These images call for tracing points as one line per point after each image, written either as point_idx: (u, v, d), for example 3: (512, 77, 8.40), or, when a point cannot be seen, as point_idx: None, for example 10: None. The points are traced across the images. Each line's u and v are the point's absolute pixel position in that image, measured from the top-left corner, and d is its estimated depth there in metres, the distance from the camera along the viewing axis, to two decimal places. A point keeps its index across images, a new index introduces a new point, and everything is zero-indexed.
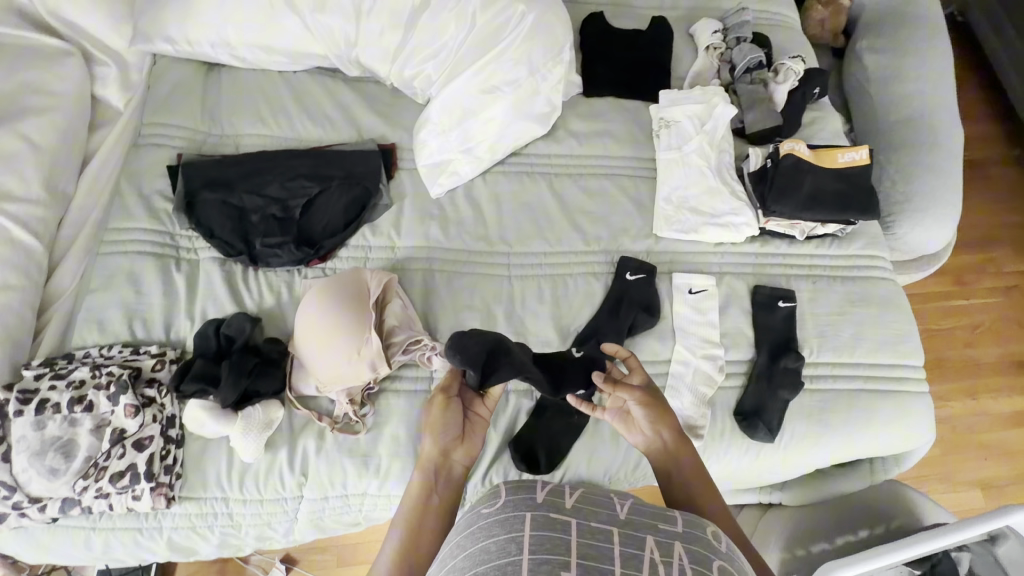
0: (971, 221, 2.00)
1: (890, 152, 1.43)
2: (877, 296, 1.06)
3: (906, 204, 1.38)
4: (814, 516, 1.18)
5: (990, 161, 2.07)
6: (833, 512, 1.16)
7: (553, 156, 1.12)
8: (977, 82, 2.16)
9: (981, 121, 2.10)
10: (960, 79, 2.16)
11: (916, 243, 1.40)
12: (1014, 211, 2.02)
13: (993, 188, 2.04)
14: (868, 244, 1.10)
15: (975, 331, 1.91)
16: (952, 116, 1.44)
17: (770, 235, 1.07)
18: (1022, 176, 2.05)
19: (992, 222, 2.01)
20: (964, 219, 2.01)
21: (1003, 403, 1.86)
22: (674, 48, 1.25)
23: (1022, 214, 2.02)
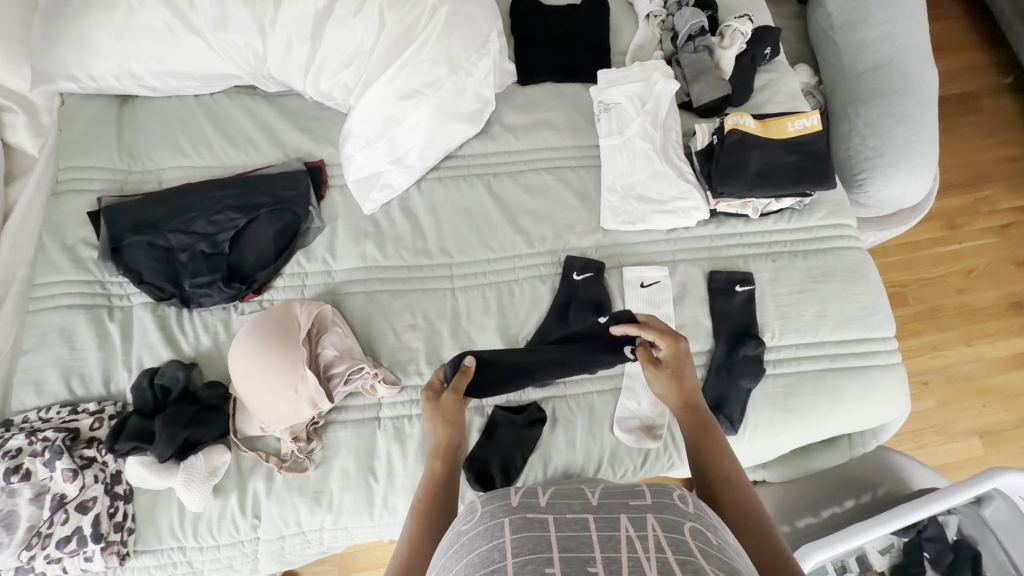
0: (959, 160, 1.91)
1: (858, 103, 1.34)
2: (842, 268, 1.01)
3: (875, 161, 1.31)
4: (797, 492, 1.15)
5: (977, 94, 1.95)
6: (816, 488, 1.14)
7: (490, 155, 1.06)
8: (959, 9, 2.03)
9: (964, 51, 1.98)
10: (940, 8, 2.03)
11: (890, 198, 1.34)
12: (1005, 144, 1.91)
13: (983, 121, 1.93)
14: (831, 212, 1.04)
15: (967, 276, 1.84)
16: (924, 57, 1.34)
17: (724, 215, 1.01)
18: (1012, 106, 1.94)
19: (982, 158, 1.91)
20: (951, 159, 1.91)
21: (1000, 348, 1.81)
22: (613, 20, 1.17)
23: (1013, 147, 1.91)
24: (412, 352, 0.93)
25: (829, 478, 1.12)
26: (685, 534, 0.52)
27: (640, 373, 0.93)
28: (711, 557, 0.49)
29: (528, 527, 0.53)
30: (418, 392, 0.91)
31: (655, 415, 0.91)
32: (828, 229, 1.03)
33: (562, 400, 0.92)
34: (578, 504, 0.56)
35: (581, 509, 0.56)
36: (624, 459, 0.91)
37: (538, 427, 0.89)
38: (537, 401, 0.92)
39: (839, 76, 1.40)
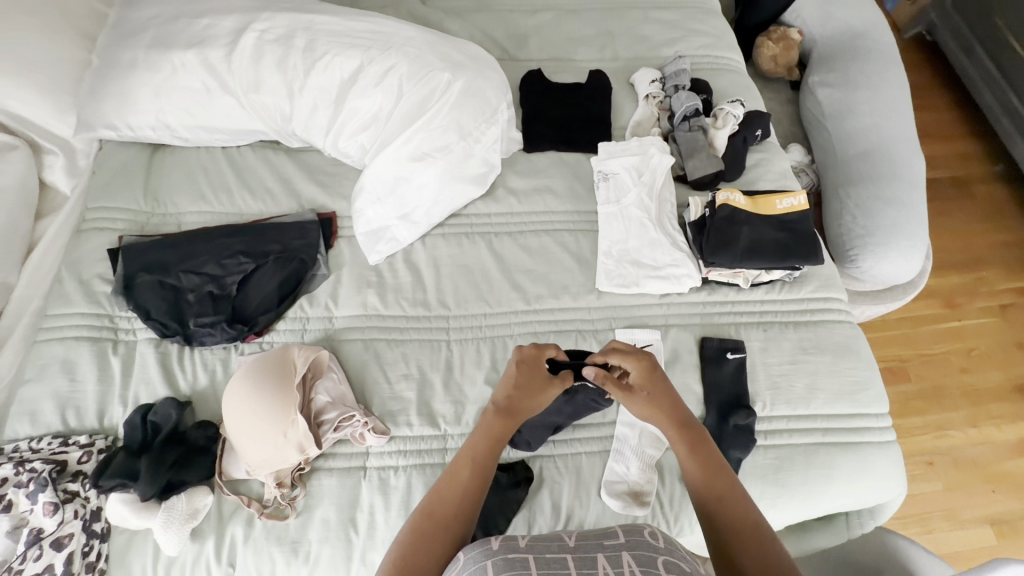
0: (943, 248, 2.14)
1: (847, 185, 1.43)
2: (832, 341, 1.03)
3: (866, 240, 1.37)
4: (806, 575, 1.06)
5: (943, 191, 2.25)
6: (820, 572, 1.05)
7: (492, 215, 1.12)
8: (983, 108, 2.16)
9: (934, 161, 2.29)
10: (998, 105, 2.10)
11: (883, 275, 1.38)
12: (980, 239, 2.16)
13: (945, 213, 2.21)
14: (821, 286, 1.07)
15: (970, 356, 1.96)
16: (907, 147, 1.44)
17: (716, 284, 1.04)
18: (975, 207, 2.22)
19: (971, 254, 2.13)
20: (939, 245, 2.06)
21: (1006, 432, 1.86)
22: (615, 99, 1.26)
23: (985, 239, 2.16)
24: (404, 403, 0.94)
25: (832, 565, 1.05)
26: (659, 567, 0.57)
27: (629, 437, 0.93)
28: None
29: (511, 566, 0.57)
30: (406, 444, 0.91)
31: (642, 481, 0.90)
32: (819, 303, 1.06)
33: (549, 460, 0.92)
34: (557, 545, 0.61)
35: (560, 549, 0.60)
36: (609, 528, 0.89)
37: (522, 488, 0.89)
38: (524, 460, 0.91)
39: (831, 158, 1.49)
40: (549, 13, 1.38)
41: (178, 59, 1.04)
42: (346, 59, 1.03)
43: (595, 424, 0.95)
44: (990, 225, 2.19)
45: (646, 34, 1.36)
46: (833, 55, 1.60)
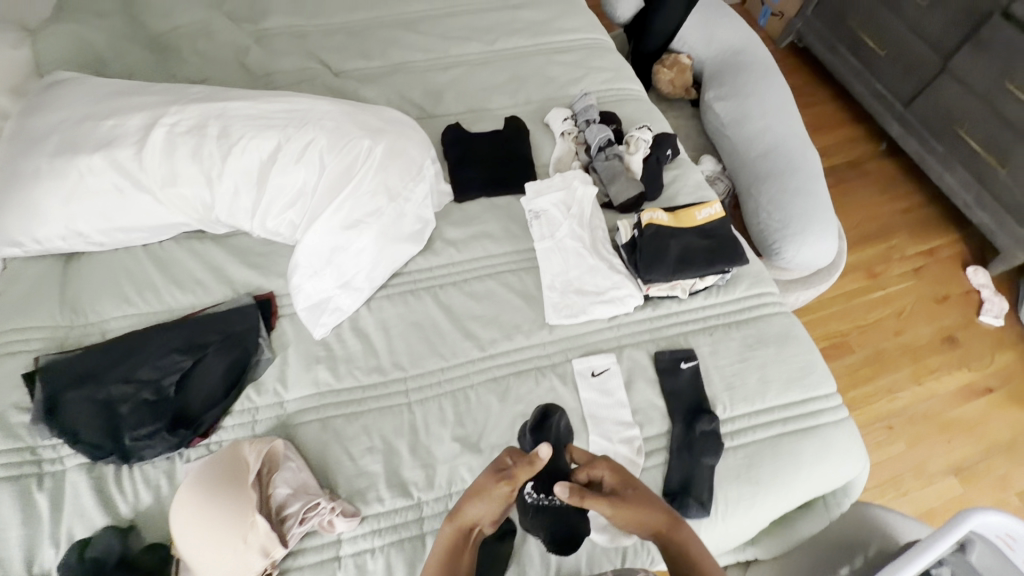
0: (853, 224, 2.34)
1: (757, 185, 1.55)
2: (774, 333, 1.09)
3: (783, 232, 1.47)
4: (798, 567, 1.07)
5: (844, 174, 2.47)
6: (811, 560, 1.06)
7: (434, 268, 1.13)
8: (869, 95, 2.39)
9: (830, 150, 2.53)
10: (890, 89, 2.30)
11: (807, 261, 1.49)
12: (885, 211, 2.38)
13: (849, 193, 2.42)
14: (753, 283, 1.14)
15: (900, 318, 2.12)
16: (800, 143, 1.59)
17: (658, 298, 1.09)
18: (874, 184, 2.45)
19: (880, 226, 2.34)
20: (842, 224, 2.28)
21: (948, 383, 1.99)
22: (534, 139, 1.33)
23: (888, 211, 2.38)
24: (371, 478, 0.90)
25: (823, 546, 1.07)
26: None
27: None
28: None
29: None
30: (380, 521, 0.87)
31: None
32: (754, 299, 1.13)
33: None
34: None
35: None
36: (600, 562, 0.87)
37: (508, 539, 0.86)
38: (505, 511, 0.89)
39: (739, 163, 1.62)
40: (459, 69, 1.45)
41: (84, 164, 1.00)
42: (264, 141, 1.02)
43: None
44: (889, 197, 2.41)
45: (553, 75, 1.45)
46: (721, 71, 1.76)
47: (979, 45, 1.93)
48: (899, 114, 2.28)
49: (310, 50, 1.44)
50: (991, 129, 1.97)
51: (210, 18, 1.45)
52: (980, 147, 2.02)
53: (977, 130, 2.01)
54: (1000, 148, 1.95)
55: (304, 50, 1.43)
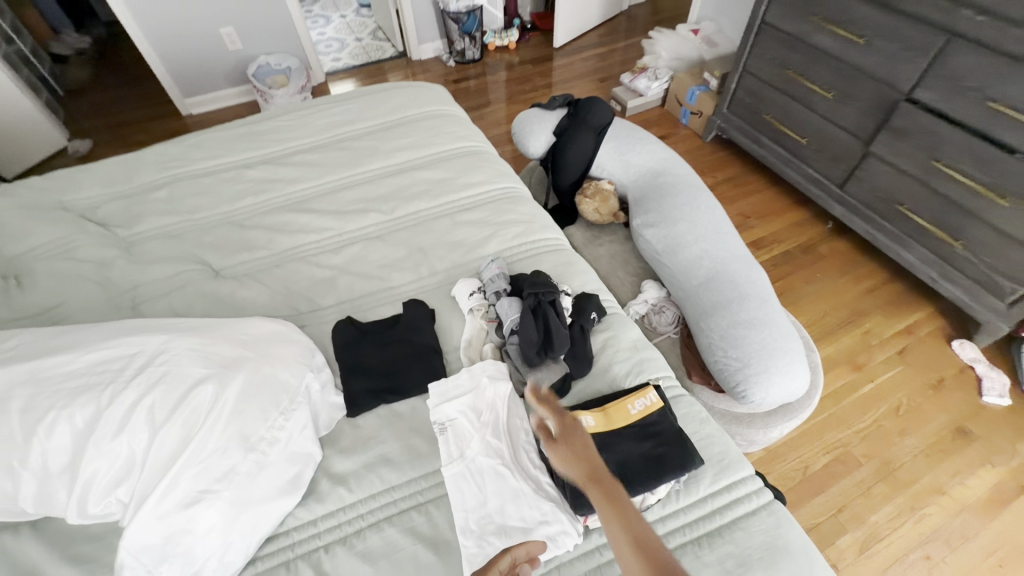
0: (821, 311, 2.20)
1: (706, 316, 1.40)
2: (757, 545, 0.85)
3: (745, 371, 1.29)
4: None
5: (798, 259, 2.39)
6: None
7: (317, 520, 0.89)
8: (803, 181, 2.37)
9: (778, 236, 2.47)
10: (823, 173, 2.28)
11: (780, 397, 1.31)
12: (848, 292, 2.26)
13: (808, 278, 2.32)
14: (717, 475, 0.92)
15: (900, 413, 1.90)
16: (741, 265, 1.47)
17: (601, 527, 0.87)
18: (830, 265, 2.36)
19: (849, 309, 2.21)
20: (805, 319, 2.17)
21: (973, 487, 1.73)
22: (440, 318, 1.17)
23: (852, 292, 2.26)
24: None
25: None
26: None
27: None
28: None
29: None
30: None
31: None
32: (723, 497, 0.91)
33: None
34: None
35: None
36: None
37: None
38: None
39: (681, 291, 1.49)
40: (355, 245, 1.32)
41: None
42: (78, 408, 0.82)
43: None
44: (850, 277, 2.31)
45: (459, 238, 1.33)
46: (645, 195, 1.69)
47: (896, 131, 1.90)
48: (838, 196, 2.24)
49: (188, 251, 1.30)
50: (931, 206, 1.90)
51: (77, 230, 1.32)
52: (929, 224, 1.93)
53: (919, 208, 1.94)
54: (951, 225, 1.86)
55: (181, 252, 1.30)
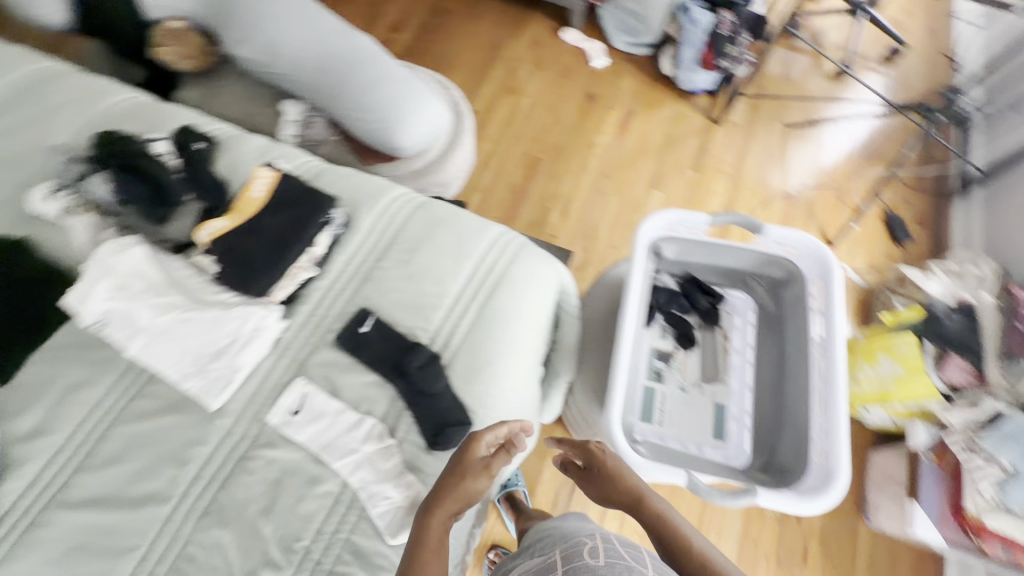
0: (469, 64, 2.47)
1: (335, 102, 1.50)
2: (417, 231, 1.06)
3: (385, 127, 1.47)
4: (592, 361, 1.32)
5: (433, 29, 2.55)
6: (601, 338, 1.34)
7: (37, 475, 0.84)
8: None
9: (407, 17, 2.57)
10: None
11: (425, 134, 1.54)
12: (482, 36, 2.54)
13: (447, 41, 2.52)
14: (370, 203, 1.08)
15: (549, 109, 2.38)
16: (340, 37, 1.50)
17: (296, 294, 0.98)
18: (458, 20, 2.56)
19: (487, 50, 2.50)
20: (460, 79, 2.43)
21: (608, 132, 2.34)
22: (45, 239, 1.01)
23: (483, 34, 2.54)
24: None
25: (599, 327, 1.36)
26: (597, 552, 0.78)
27: (368, 477, 0.86)
28: (613, 564, 0.75)
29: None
30: None
31: (408, 491, 0.85)
32: (383, 216, 1.08)
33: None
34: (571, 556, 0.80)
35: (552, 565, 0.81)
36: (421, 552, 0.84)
37: None
38: None
39: (308, 90, 1.51)
40: None
41: None
42: None
43: (331, 505, 0.85)
44: (477, 22, 2.57)
45: (14, 154, 1.09)
46: (222, 16, 1.55)
47: None
48: None
49: None
50: None
51: None
52: None
53: None
54: None
55: None
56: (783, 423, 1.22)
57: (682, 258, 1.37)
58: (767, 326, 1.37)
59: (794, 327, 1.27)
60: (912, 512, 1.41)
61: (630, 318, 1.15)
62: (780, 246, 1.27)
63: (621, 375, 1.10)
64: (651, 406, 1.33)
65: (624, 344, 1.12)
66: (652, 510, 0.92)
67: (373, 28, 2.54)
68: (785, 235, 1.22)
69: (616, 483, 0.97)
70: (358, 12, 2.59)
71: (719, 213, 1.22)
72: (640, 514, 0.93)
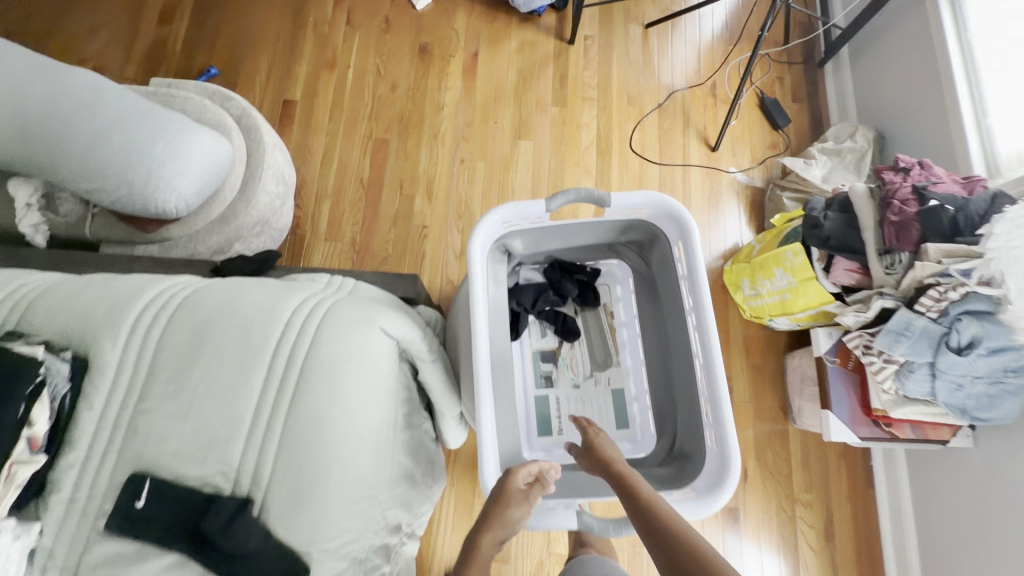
0: (270, 44, 2.04)
1: (58, 168, 1.11)
2: (180, 347, 0.84)
3: (135, 186, 1.12)
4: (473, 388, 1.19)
5: (212, 10, 2.07)
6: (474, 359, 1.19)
7: None
8: None
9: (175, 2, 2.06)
10: None
11: (200, 176, 1.17)
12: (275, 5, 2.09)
13: (234, 21, 2.06)
14: (109, 328, 0.84)
15: (381, 76, 2.03)
16: (35, 78, 1.11)
17: (36, 487, 0.77)
18: None
19: (286, 21, 2.07)
20: (264, 66, 2.01)
21: (455, 85, 2.04)
22: None
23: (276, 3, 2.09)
24: None
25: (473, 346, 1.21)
26: None
27: None
28: None
29: None
30: None
31: None
32: (131, 338, 0.84)
33: None
34: None
35: None
36: None
37: None
38: None
39: (17, 160, 1.12)
40: None
41: None
42: None
43: None
44: None
45: None
46: None
47: None
48: None
49: None
50: None
51: None
52: None
53: None
54: None
55: None
56: (676, 399, 1.13)
57: (537, 247, 1.20)
58: (644, 292, 1.24)
59: (667, 292, 1.15)
60: (828, 422, 1.41)
61: (483, 350, 1.01)
62: (632, 212, 1.11)
63: (489, 420, 0.99)
64: (549, 418, 1.24)
65: (482, 387, 0.99)
66: (676, 522, 0.80)
67: (138, 27, 2.03)
68: (633, 201, 1.06)
69: (637, 495, 0.86)
70: (111, 8, 2.04)
71: (556, 194, 1.05)
72: (654, 529, 0.80)
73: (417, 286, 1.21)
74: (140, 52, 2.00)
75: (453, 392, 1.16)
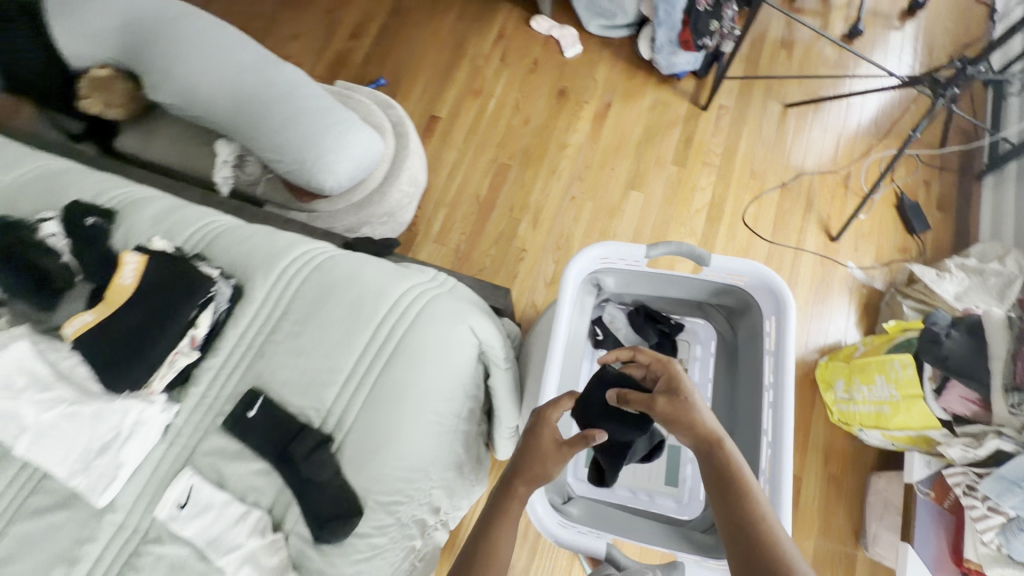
0: (431, 66, 2.34)
1: (256, 140, 1.41)
2: (310, 299, 1.02)
3: (307, 167, 1.38)
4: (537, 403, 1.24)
5: (392, 31, 2.42)
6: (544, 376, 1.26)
7: None
8: None
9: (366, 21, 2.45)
10: None
11: (354, 168, 1.42)
12: (443, 34, 2.39)
13: (407, 43, 2.39)
14: (265, 269, 1.04)
15: (518, 109, 2.23)
16: (257, 70, 1.43)
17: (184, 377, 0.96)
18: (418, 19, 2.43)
19: (449, 50, 2.36)
20: (422, 84, 2.31)
21: (582, 128, 2.17)
22: None
23: (445, 33, 2.40)
24: None
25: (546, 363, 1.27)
26: None
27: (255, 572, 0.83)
28: None
29: None
30: None
31: None
32: (279, 282, 1.03)
33: None
34: None
35: None
36: None
37: None
38: None
39: (230, 129, 1.44)
40: None
41: None
42: None
43: None
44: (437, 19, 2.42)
45: None
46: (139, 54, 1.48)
47: None
48: None
49: None
50: None
51: None
52: None
53: None
54: None
55: None
56: None
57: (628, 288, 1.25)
58: (725, 357, 1.24)
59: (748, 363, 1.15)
60: (905, 557, 1.26)
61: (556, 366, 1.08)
62: (730, 276, 1.13)
63: None
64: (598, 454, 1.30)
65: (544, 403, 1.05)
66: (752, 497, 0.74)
67: (333, 38, 2.43)
68: (733, 266, 1.09)
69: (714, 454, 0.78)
70: (316, 19, 2.47)
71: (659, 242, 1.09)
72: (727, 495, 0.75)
73: (507, 299, 1.35)
74: (329, 57, 2.39)
75: (517, 402, 1.16)
